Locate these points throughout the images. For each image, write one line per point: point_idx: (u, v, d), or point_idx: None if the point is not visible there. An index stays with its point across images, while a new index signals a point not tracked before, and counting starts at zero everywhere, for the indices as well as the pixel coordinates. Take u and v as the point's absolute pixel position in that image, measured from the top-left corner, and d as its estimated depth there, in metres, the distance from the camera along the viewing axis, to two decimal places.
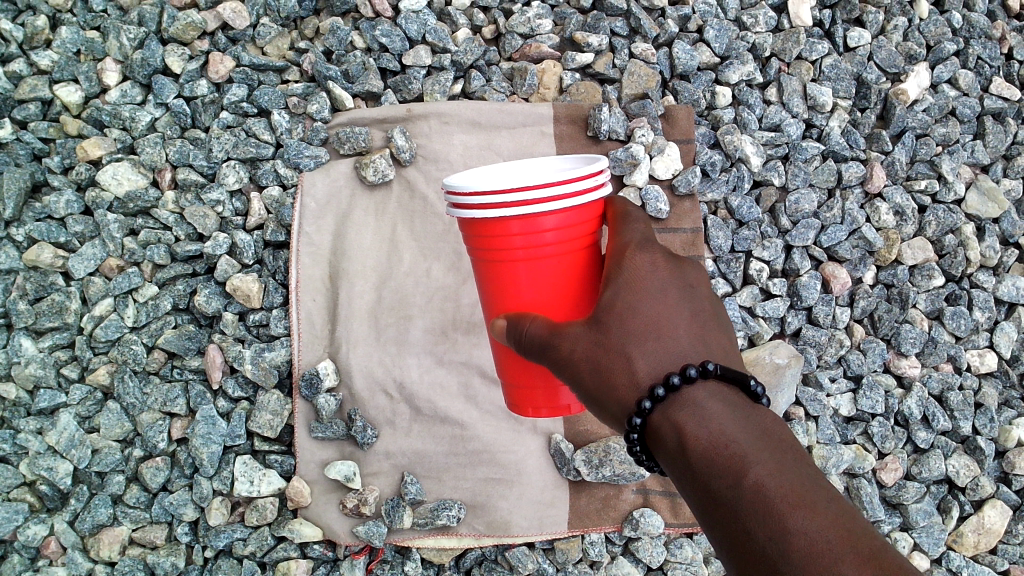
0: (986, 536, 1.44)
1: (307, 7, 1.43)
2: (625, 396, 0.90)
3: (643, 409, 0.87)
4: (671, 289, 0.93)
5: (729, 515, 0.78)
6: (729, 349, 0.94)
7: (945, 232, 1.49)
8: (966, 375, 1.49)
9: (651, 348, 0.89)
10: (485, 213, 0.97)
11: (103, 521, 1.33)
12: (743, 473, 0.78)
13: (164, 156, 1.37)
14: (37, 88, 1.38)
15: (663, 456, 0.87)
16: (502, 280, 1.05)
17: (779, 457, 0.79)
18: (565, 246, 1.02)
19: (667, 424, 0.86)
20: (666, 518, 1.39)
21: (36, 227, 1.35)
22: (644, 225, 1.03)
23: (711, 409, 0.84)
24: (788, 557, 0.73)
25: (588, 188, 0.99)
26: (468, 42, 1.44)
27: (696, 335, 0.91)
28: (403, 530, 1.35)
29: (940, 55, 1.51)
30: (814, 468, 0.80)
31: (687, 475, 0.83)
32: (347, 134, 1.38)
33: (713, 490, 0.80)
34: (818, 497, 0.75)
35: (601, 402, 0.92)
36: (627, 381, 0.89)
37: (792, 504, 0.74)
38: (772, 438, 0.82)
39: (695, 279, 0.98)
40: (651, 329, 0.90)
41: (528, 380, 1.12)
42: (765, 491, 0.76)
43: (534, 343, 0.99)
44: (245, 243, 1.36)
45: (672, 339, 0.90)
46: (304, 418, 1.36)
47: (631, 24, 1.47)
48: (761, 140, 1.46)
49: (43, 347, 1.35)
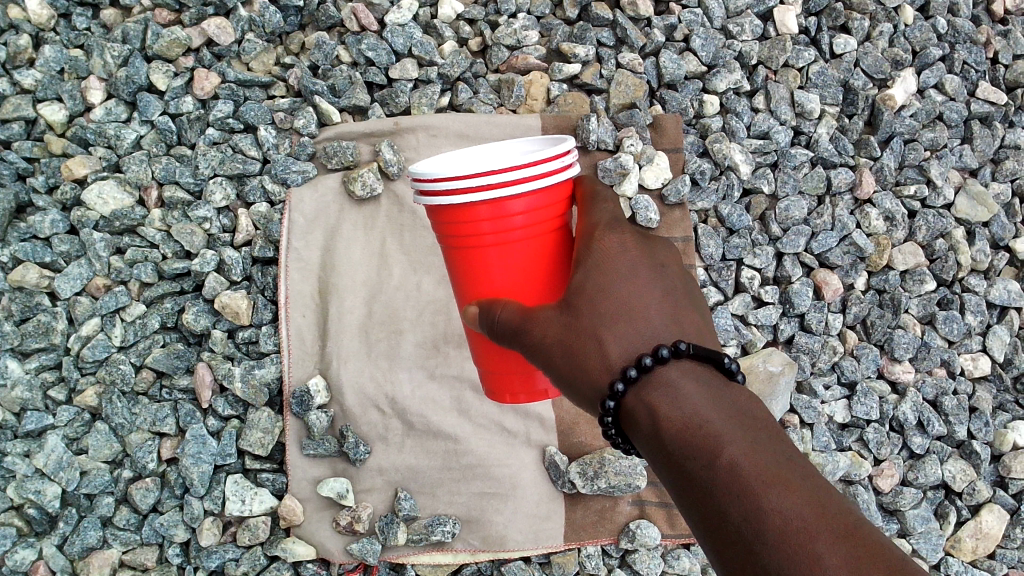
0: (984, 540, 1.43)
1: (292, 22, 1.43)
2: (598, 379, 0.89)
3: (616, 392, 0.86)
4: (642, 269, 0.93)
5: (705, 495, 0.78)
6: (704, 327, 0.93)
7: (936, 236, 1.49)
8: (960, 380, 1.48)
9: (623, 330, 0.89)
10: (452, 198, 0.95)
11: (93, 544, 1.31)
12: (717, 452, 0.78)
13: (150, 173, 1.37)
14: (21, 108, 1.37)
15: (638, 437, 0.87)
16: (473, 265, 1.04)
17: (754, 435, 0.79)
18: (534, 229, 1.01)
19: (641, 406, 0.86)
20: (662, 529, 1.38)
21: (20, 248, 1.33)
22: (613, 204, 1.01)
23: (684, 388, 0.84)
24: (762, 535, 0.73)
25: (555, 170, 0.98)
26: (455, 55, 1.44)
27: (670, 314, 0.90)
28: (397, 547, 1.33)
29: (926, 60, 1.52)
30: (790, 445, 0.80)
31: (661, 455, 0.83)
32: (334, 148, 1.37)
33: (688, 471, 0.80)
34: (793, 475, 0.75)
35: (573, 385, 0.92)
36: (600, 363, 0.89)
37: (767, 483, 0.74)
38: (746, 417, 0.82)
39: (665, 256, 0.97)
40: (624, 310, 0.90)
41: (502, 364, 1.11)
42: (740, 469, 0.76)
43: (506, 329, 0.98)
44: (233, 259, 1.35)
45: (644, 319, 0.89)
46: (294, 434, 1.35)
47: (618, 35, 1.46)
48: (751, 148, 1.46)
49: (29, 369, 1.33)
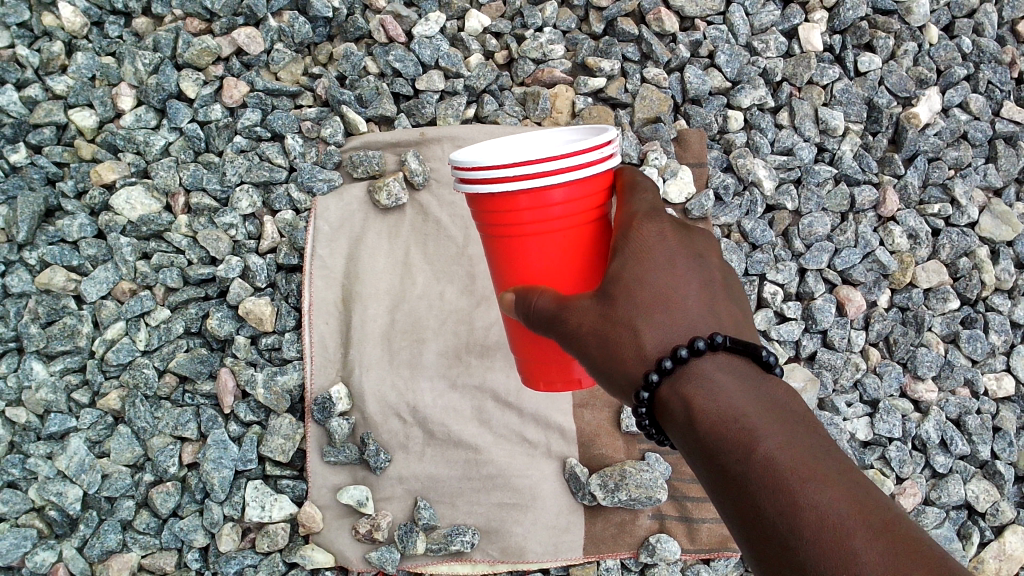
0: (1007, 561, 1.41)
1: (321, 33, 1.45)
2: (635, 371, 0.88)
3: (652, 383, 0.85)
4: (680, 261, 0.90)
5: (740, 490, 0.76)
6: (743, 322, 0.91)
7: (959, 255, 1.49)
8: (983, 399, 1.47)
9: (659, 322, 0.87)
10: (491, 186, 0.95)
11: (112, 547, 1.30)
12: (752, 444, 0.76)
13: (178, 180, 1.38)
14: (52, 113, 1.40)
15: (674, 430, 0.85)
16: (511, 253, 1.04)
17: (790, 427, 0.77)
18: (573, 219, 1.01)
19: (676, 398, 0.84)
20: (683, 543, 1.36)
21: (48, 251, 1.35)
22: (652, 193, 0.99)
23: (720, 381, 0.82)
24: (797, 530, 0.70)
25: (593, 162, 0.96)
26: (481, 68, 1.46)
27: (707, 308, 0.88)
28: (415, 556, 1.32)
29: (951, 79, 1.52)
30: (829, 438, 0.78)
31: (697, 448, 0.81)
32: (359, 157, 1.39)
33: (722, 465, 0.78)
34: (829, 469, 0.73)
35: (610, 375, 0.91)
36: (636, 355, 0.87)
37: (801, 476, 0.72)
38: (783, 410, 0.80)
39: (704, 249, 0.95)
40: (660, 301, 0.88)
41: (539, 350, 1.11)
42: (774, 462, 0.74)
43: (542, 316, 0.98)
44: (258, 266, 1.36)
45: (680, 311, 0.87)
46: (315, 442, 1.34)
47: (643, 49, 1.49)
48: (774, 164, 1.47)
49: (54, 371, 1.34)
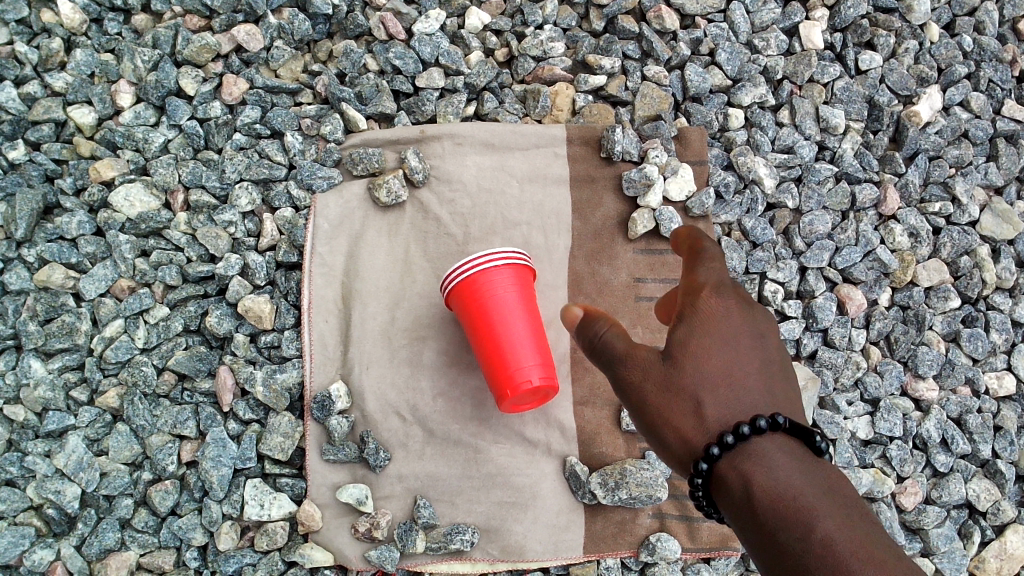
0: (1008, 561, 1.40)
1: (321, 30, 1.45)
2: (689, 443, 0.88)
3: (710, 455, 0.85)
4: (744, 332, 0.91)
5: (797, 567, 0.76)
6: (795, 406, 0.92)
7: (960, 254, 1.49)
8: (984, 399, 1.47)
9: (723, 396, 0.88)
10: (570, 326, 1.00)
11: (111, 545, 1.29)
12: (810, 525, 0.77)
13: (177, 177, 1.38)
14: (51, 110, 1.39)
15: (725, 507, 0.85)
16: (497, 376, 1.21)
17: (846, 509, 0.78)
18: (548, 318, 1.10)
19: (733, 473, 0.84)
20: (683, 543, 1.36)
21: (47, 248, 1.34)
22: (721, 262, 0.97)
23: (779, 461, 0.83)
24: None
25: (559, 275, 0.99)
26: (481, 66, 1.46)
27: (766, 386, 0.89)
28: (414, 554, 1.32)
29: (952, 77, 1.53)
30: (880, 525, 0.79)
31: (751, 526, 0.81)
32: (359, 154, 1.39)
33: (779, 543, 0.78)
34: (889, 557, 0.74)
35: (662, 446, 0.91)
36: (694, 428, 0.88)
37: (864, 561, 0.73)
38: (837, 492, 0.81)
39: (766, 326, 0.95)
40: (724, 372, 0.89)
41: (498, 359, 1.19)
42: (834, 545, 0.75)
43: (602, 351, 0.95)
44: (257, 264, 1.36)
45: (744, 387, 0.88)
46: (315, 440, 1.34)
47: (643, 47, 1.49)
48: (775, 162, 1.47)
49: (52, 368, 1.33)
